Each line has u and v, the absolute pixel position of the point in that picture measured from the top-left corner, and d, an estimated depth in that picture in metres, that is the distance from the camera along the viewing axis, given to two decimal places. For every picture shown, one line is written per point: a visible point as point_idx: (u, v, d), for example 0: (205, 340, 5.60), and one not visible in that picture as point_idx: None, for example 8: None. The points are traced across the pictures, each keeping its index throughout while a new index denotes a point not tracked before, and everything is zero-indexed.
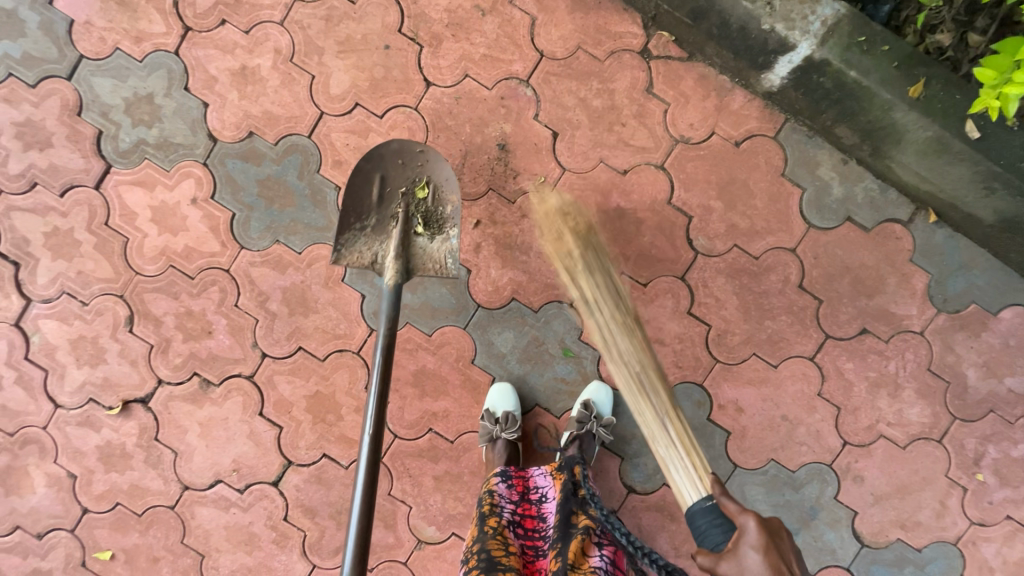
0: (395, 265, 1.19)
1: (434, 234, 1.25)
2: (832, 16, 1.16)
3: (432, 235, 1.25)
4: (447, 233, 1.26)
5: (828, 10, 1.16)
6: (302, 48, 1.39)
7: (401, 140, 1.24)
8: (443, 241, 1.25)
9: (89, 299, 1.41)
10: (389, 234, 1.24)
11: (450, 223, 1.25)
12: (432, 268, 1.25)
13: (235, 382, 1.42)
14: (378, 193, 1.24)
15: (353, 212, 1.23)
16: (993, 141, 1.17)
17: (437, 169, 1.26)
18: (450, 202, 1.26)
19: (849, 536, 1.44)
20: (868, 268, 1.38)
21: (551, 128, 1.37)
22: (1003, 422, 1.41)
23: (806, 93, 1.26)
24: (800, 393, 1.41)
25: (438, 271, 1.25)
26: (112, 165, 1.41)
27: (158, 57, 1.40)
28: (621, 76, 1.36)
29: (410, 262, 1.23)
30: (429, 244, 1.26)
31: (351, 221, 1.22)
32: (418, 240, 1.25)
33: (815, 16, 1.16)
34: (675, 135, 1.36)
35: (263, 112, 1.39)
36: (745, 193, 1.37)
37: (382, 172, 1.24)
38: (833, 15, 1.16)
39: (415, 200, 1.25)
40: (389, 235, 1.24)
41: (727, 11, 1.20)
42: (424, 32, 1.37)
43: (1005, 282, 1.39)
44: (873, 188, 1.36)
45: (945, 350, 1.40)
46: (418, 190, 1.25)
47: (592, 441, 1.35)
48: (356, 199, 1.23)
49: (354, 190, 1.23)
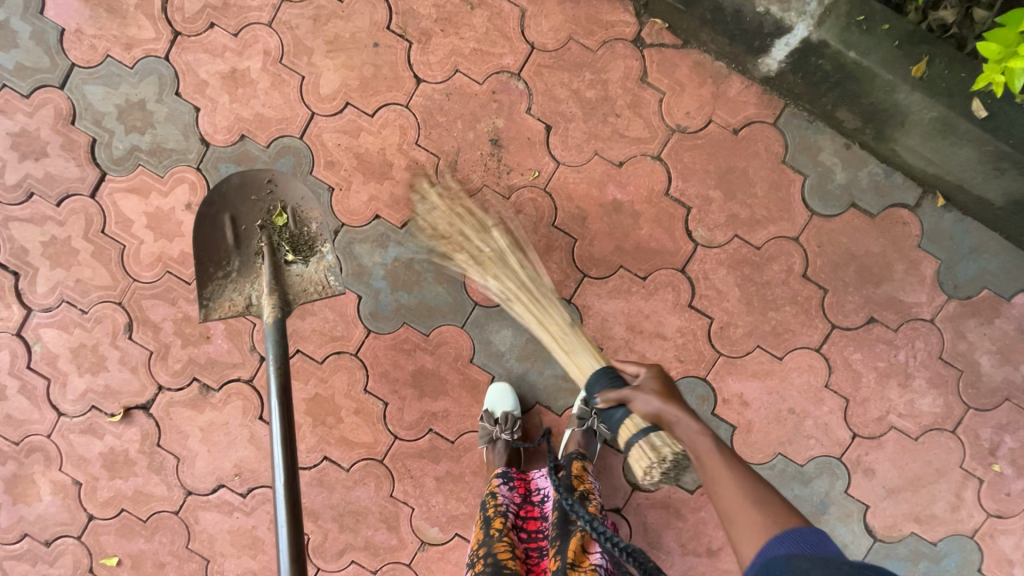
0: (271, 299, 1.19)
1: (307, 257, 1.27)
2: None
3: (306, 259, 1.27)
4: (321, 252, 1.27)
5: None
6: (291, 49, 1.38)
7: (238, 174, 1.23)
8: (318, 262, 1.27)
9: (89, 307, 1.42)
10: (257, 273, 1.25)
11: (321, 241, 1.28)
12: (313, 292, 1.26)
13: (234, 386, 1.42)
14: (233, 233, 1.23)
15: (213, 261, 1.23)
16: (1001, 120, 1.14)
17: (289, 189, 1.27)
18: (311, 221, 1.28)
19: (862, 530, 1.40)
20: (875, 255, 1.34)
21: (544, 121, 1.35)
22: (1019, 410, 1.37)
23: (805, 76, 1.22)
24: (807, 385, 1.38)
25: (321, 292, 1.26)
26: (106, 173, 1.41)
27: (149, 63, 1.39)
28: (614, 66, 1.33)
29: (289, 293, 1.23)
30: (305, 269, 1.27)
31: (221, 271, 1.23)
32: (291, 268, 1.25)
33: None
34: (671, 125, 1.33)
35: (254, 114, 1.38)
36: (744, 181, 1.34)
37: (232, 212, 1.24)
38: None
39: (276, 228, 1.26)
40: (259, 274, 1.25)
41: None
42: (413, 28, 1.35)
43: (1018, 265, 1.34)
44: (877, 173, 1.32)
45: (957, 338, 1.36)
46: (276, 218, 1.26)
47: (593, 439, 1.33)
48: (211, 247, 1.23)
49: (206, 238, 1.22)
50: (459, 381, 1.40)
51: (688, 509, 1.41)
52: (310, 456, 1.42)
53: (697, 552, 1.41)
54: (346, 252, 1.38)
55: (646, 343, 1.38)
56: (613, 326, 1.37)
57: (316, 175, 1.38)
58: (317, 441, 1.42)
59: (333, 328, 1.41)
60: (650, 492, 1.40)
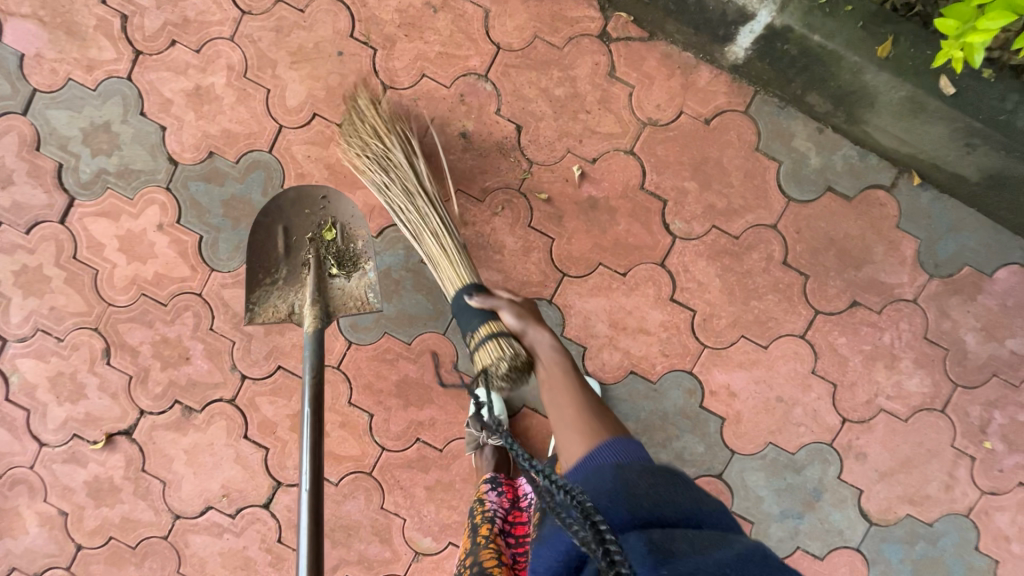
0: (312, 310, 1.20)
1: (350, 273, 1.27)
2: None
3: (349, 274, 1.27)
4: (362, 269, 1.28)
5: None
6: (255, 62, 1.36)
7: (296, 188, 1.26)
8: (359, 278, 1.27)
9: (65, 334, 1.40)
10: (302, 283, 1.26)
11: (365, 258, 1.28)
12: (352, 306, 1.26)
13: (217, 407, 1.40)
14: (284, 244, 1.26)
15: (261, 269, 1.26)
16: (970, 96, 1.13)
17: (339, 207, 1.28)
18: (360, 238, 1.29)
19: (857, 515, 1.40)
20: (854, 238, 1.34)
21: (514, 122, 1.33)
22: (1007, 385, 1.36)
23: (772, 62, 1.21)
24: (794, 373, 1.37)
25: (359, 308, 1.26)
26: (75, 198, 1.39)
27: (112, 84, 1.37)
28: (581, 62, 1.32)
29: (327, 305, 1.24)
30: (347, 283, 1.28)
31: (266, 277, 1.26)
32: (334, 281, 1.26)
33: None
34: (642, 119, 1.32)
35: (221, 130, 1.37)
36: (719, 171, 1.33)
37: (285, 223, 1.27)
38: None
39: (324, 242, 1.28)
40: (302, 283, 1.26)
41: None
42: (376, 35, 1.34)
43: (997, 240, 1.34)
44: (851, 156, 1.32)
45: (941, 317, 1.35)
46: (325, 232, 1.28)
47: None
48: (262, 254, 1.26)
49: (258, 247, 1.26)
50: (443, 388, 1.39)
51: None
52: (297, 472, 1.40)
53: None
54: None
55: (630, 339, 1.36)
56: (596, 324, 1.36)
57: (288, 189, 1.37)
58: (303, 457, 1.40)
59: None
60: None
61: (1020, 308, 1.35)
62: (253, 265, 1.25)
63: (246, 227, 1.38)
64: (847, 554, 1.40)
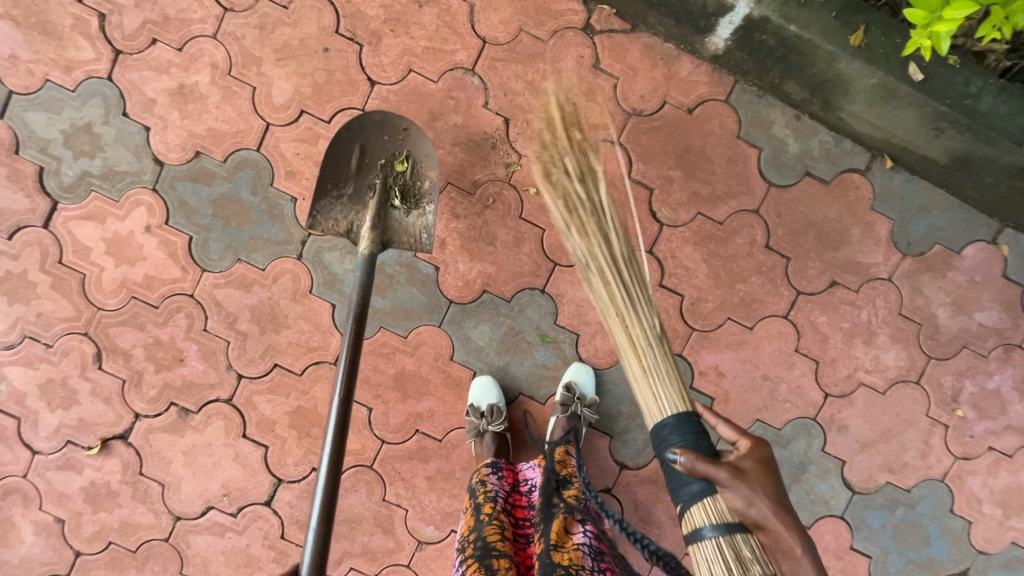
0: (371, 236, 1.19)
1: (411, 208, 1.26)
2: None
3: (409, 209, 1.26)
4: (423, 208, 1.26)
5: None
6: (239, 60, 1.35)
7: (382, 111, 1.22)
8: (418, 217, 1.26)
9: (54, 341, 1.38)
10: (365, 205, 1.24)
11: (428, 199, 1.26)
12: (406, 242, 1.25)
13: (214, 407, 1.40)
14: (357, 162, 1.22)
15: (328, 180, 1.22)
16: (936, 82, 1.18)
17: (414, 138, 1.25)
18: (427, 177, 1.26)
19: (840, 485, 1.47)
20: (831, 221, 1.39)
21: (502, 115, 1.35)
22: (977, 356, 1.44)
23: (750, 52, 1.25)
24: (778, 352, 1.42)
25: (411, 246, 1.26)
26: (58, 202, 1.36)
27: (92, 85, 1.35)
28: (567, 55, 1.34)
29: (384, 234, 1.23)
30: (405, 217, 1.26)
31: (332, 190, 1.22)
32: (393, 212, 1.25)
33: None
34: (627, 109, 1.35)
35: (207, 130, 1.36)
36: (703, 159, 1.37)
37: (363, 142, 1.23)
38: None
39: (393, 172, 1.25)
40: (365, 206, 1.24)
41: None
42: (362, 31, 1.34)
43: (965, 219, 1.41)
44: (827, 141, 1.37)
45: (914, 293, 1.42)
46: (397, 163, 1.25)
47: (579, 424, 1.34)
48: (334, 165, 1.22)
49: (332, 157, 1.21)
50: (441, 380, 1.41)
51: None
52: (298, 469, 1.41)
53: None
54: (317, 261, 1.38)
55: None
56: (588, 312, 1.40)
57: (277, 187, 1.37)
58: (303, 454, 1.41)
59: (309, 339, 1.40)
60: (637, 470, 1.44)
61: (987, 283, 1.42)
62: (321, 174, 1.21)
63: (236, 226, 1.37)
64: (832, 522, 1.47)
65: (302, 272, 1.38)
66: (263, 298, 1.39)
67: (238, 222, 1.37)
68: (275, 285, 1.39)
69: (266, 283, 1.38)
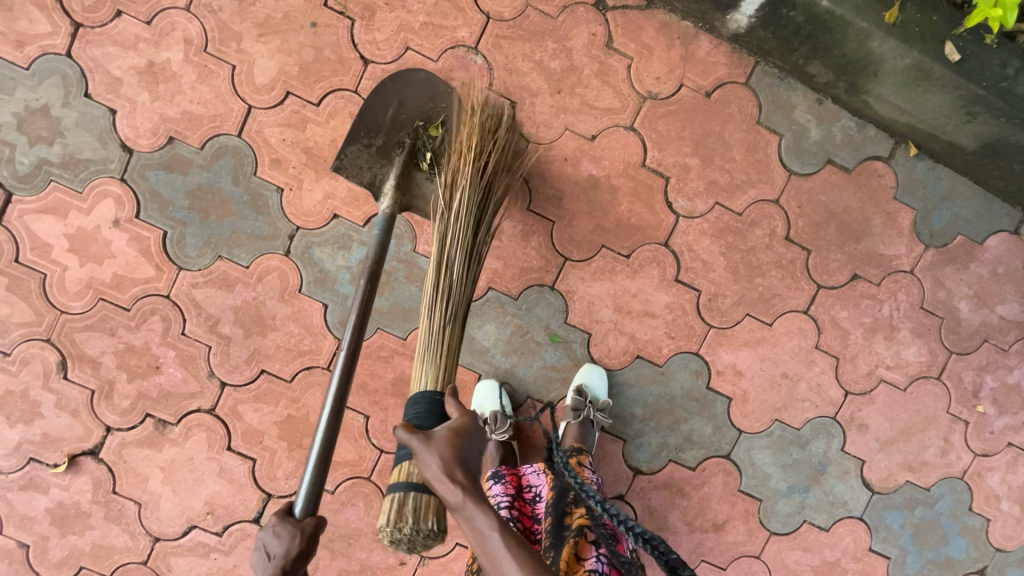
0: (393, 196, 1.12)
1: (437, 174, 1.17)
2: None
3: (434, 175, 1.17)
4: None
5: None
6: (216, 35, 1.22)
7: (429, 72, 1.15)
8: None
9: (11, 348, 1.24)
10: (392, 161, 1.16)
11: None
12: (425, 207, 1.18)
13: (195, 418, 1.28)
14: (391, 116, 1.15)
15: (360, 128, 1.14)
16: (973, 62, 1.12)
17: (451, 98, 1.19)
18: None
19: (859, 485, 1.42)
20: (853, 212, 1.33)
21: (508, 98, 1.25)
22: (997, 350, 1.39)
23: (776, 31, 1.17)
24: (798, 349, 1.36)
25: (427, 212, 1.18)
26: (12, 193, 1.22)
27: (48, 62, 1.21)
28: (578, 33, 1.25)
29: (407, 197, 1.17)
30: (428, 182, 1.18)
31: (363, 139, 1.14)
32: (418, 174, 1.17)
33: None
34: (641, 93, 1.26)
35: (182, 113, 1.23)
36: (721, 146, 1.28)
37: (401, 96, 1.14)
38: None
39: (426, 134, 1.16)
40: (392, 162, 1.16)
41: None
42: (353, 4, 1.22)
43: (988, 208, 1.36)
44: (850, 127, 1.30)
45: (936, 286, 1.37)
46: (431, 126, 1.16)
47: (591, 429, 1.27)
48: (366, 113, 1.14)
49: (367, 106, 1.14)
50: None
51: (692, 487, 1.38)
52: (289, 483, 1.30)
53: (704, 527, 1.39)
54: (307, 258, 1.27)
55: (636, 323, 1.32)
56: (600, 309, 1.31)
57: (261, 177, 1.24)
58: (295, 466, 1.30)
59: (299, 342, 1.28)
60: (652, 475, 1.37)
61: (1009, 275, 1.38)
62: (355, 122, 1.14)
63: (216, 220, 1.25)
64: (850, 524, 1.43)
65: (290, 270, 1.27)
66: (247, 299, 1.27)
67: (218, 215, 1.25)
68: (260, 284, 1.27)
69: (250, 282, 1.27)
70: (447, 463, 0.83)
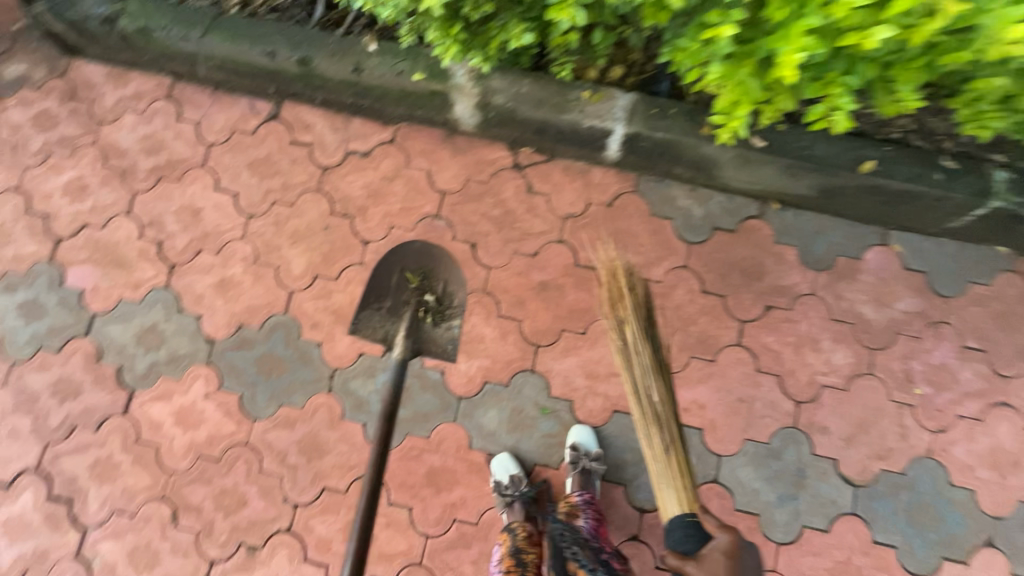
0: (404, 343, 1.49)
1: (438, 322, 1.56)
2: (628, 103, 1.55)
3: (435, 324, 1.56)
4: (450, 323, 1.56)
5: (624, 100, 1.55)
6: (263, 250, 1.75)
7: (423, 244, 1.61)
8: (445, 329, 1.55)
9: (137, 510, 1.62)
10: (401, 315, 1.55)
11: (454, 316, 1.56)
12: (434, 348, 1.54)
13: (277, 538, 1.60)
14: (396, 281, 1.57)
15: (374, 297, 1.58)
16: (777, 144, 1.54)
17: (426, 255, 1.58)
18: (455, 296, 1.58)
19: (841, 483, 1.61)
20: (748, 259, 1.71)
21: (468, 242, 1.73)
22: (911, 339, 1.67)
23: (639, 155, 1.65)
24: (743, 375, 1.66)
25: (437, 352, 1.55)
26: (133, 391, 1.69)
27: (154, 294, 1.74)
28: (507, 188, 1.76)
29: (417, 343, 1.53)
30: (434, 329, 1.55)
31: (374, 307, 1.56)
32: (424, 323, 1.54)
33: (617, 107, 1.55)
34: (562, 215, 1.74)
35: (245, 307, 1.73)
36: (630, 237, 1.73)
37: (403, 266, 1.58)
38: (629, 102, 1.55)
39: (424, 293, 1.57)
40: (400, 317, 1.55)
41: (558, 125, 1.61)
42: (351, 207, 1.75)
43: (855, 231, 1.72)
44: (723, 201, 1.73)
45: (837, 300, 1.69)
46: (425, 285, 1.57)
47: (590, 476, 1.55)
48: (379, 283, 1.58)
49: (379, 277, 1.58)
50: (466, 468, 1.63)
51: None
52: None
53: None
54: (345, 390, 1.67)
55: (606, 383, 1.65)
56: (575, 379, 1.66)
57: (305, 338, 1.70)
58: None
59: (349, 458, 1.64)
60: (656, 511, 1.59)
61: (894, 277, 1.70)
62: (369, 292, 1.59)
63: (277, 377, 1.68)
64: (847, 521, 1.59)
65: (335, 401, 1.67)
66: (306, 431, 1.65)
67: (278, 373, 1.69)
68: (314, 418, 1.66)
69: (306, 418, 1.66)
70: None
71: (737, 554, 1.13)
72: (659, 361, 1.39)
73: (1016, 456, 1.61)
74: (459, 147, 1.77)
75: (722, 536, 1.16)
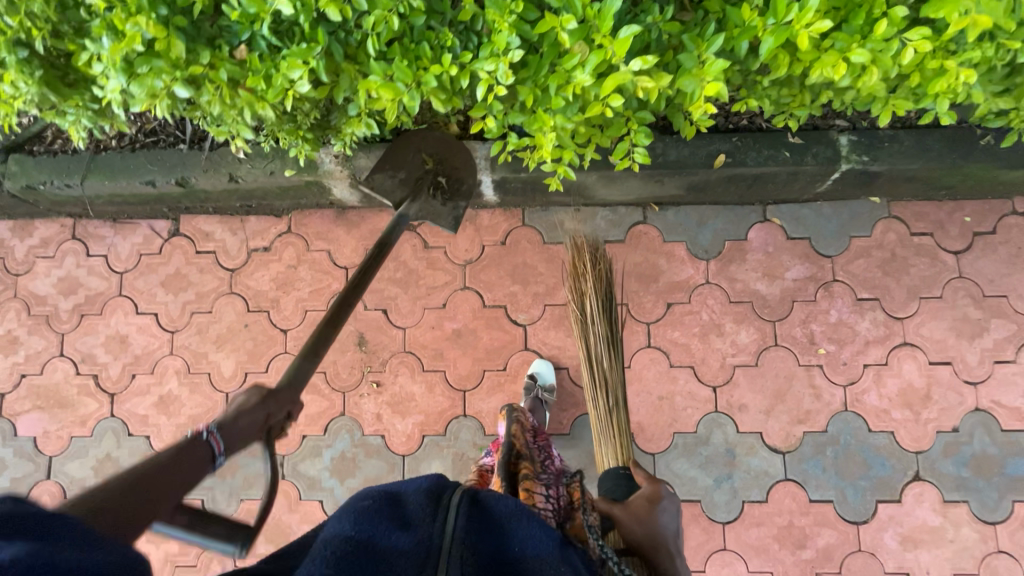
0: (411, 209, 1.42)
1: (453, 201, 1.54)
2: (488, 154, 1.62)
3: (444, 201, 1.53)
4: (458, 204, 1.56)
5: (484, 151, 1.62)
6: (192, 359, 1.84)
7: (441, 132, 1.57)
8: (450, 207, 1.55)
9: None
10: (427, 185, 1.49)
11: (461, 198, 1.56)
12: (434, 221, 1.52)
13: None
14: (418, 155, 1.50)
15: (389, 166, 1.48)
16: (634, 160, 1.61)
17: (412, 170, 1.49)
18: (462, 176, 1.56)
19: (770, 453, 1.70)
20: (642, 263, 1.80)
21: (380, 308, 1.82)
22: (807, 303, 1.76)
23: (515, 194, 1.73)
24: (659, 373, 1.75)
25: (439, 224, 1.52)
26: None
27: (101, 424, 1.83)
28: (405, 248, 1.84)
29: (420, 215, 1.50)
30: (438, 204, 1.53)
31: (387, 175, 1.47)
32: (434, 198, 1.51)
33: (479, 159, 1.62)
34: (462, 263, 1.83)
35: (188, 416, 1.81)
36: (529, 269, 1.81)
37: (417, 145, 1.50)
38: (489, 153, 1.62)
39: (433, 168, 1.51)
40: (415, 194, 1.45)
41: None
42: (265, 301, 1.84)
43: (735, 214, 1.81)
44: (607, 214, 1.82)
45: (732, 282, 1.78)
46: (430, 162, 1.50)
47: (541, 404, 1.66)
48: (393, 158, 1.47)
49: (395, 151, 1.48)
50: None
51: None
52: None
53: None
54: (296, 473, 1.76)
55: None
56: None
57: None
58: None
59: None
60: None
61: (780, 248, 1.79)
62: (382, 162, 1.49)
63: (231, 475, 1.78)
64: (783, 487, 1.68)
65: (289, 486, 1.76)
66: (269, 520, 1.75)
67: (232, 471, 1.78)
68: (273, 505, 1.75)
69: None
70: (648, 524, 1.12)
71: (657, 501, 1.16)
72: (614, 334, 1.53)
73: (926, 390, 1.71)
74: (351, 222, 1.85)
75: (647, 488, 1.20)
